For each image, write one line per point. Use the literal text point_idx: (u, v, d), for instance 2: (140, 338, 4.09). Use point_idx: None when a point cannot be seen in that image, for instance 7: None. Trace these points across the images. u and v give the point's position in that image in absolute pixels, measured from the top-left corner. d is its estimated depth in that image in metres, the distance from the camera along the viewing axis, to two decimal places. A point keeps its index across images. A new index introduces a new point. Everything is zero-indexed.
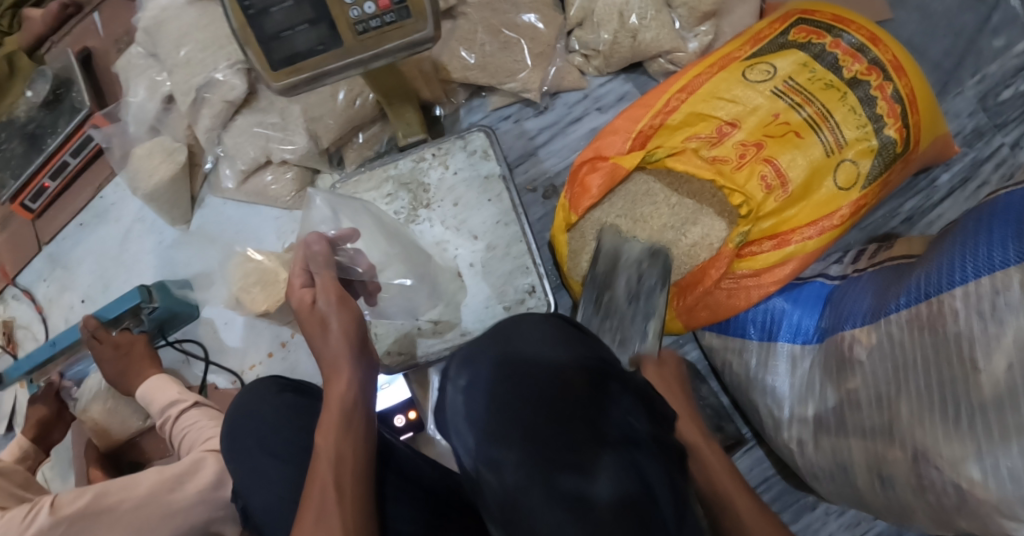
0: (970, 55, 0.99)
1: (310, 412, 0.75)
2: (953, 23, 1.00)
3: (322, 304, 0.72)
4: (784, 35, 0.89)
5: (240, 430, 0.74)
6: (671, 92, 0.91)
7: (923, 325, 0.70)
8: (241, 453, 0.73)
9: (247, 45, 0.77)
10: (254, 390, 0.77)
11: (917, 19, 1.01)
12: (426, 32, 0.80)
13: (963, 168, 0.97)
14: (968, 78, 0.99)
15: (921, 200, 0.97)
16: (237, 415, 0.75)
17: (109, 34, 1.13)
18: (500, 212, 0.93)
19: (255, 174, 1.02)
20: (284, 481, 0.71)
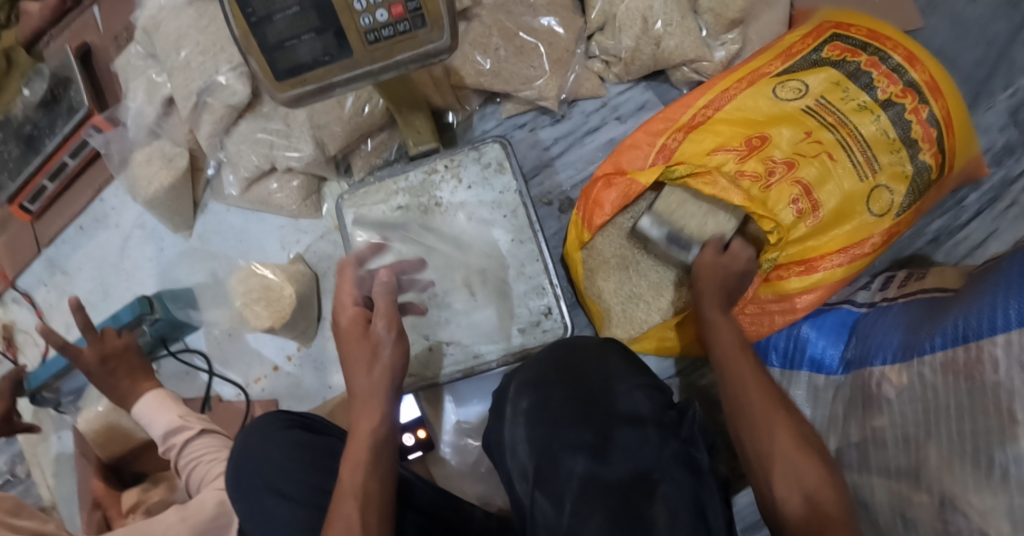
0: (1003, 67, 0.94)
1: (318, 450, 0.75)
2: (985, 32, 0.95)
3: (380, 330, 0.69)
4: (817, 51, 0.84)
5: (249, 467, 0.74)
6: (695, 107, 0.88)
7: (959, 372, 0.67)
8: (250, 493, 0.73)
9: (250, 53, 0.73)
10: (260, 427, 0.77)
11: (949, 28, 0.95)
12: (442, 40, 0.74)
13: (992, 187, 0.92)
14: (999, 92, 0.93)
15: (948, 220, 0.92)
16: (245, 452, 0.76)
17: (108, 29, 1.09)
18: (518, 230, 0.89)
19: (258, 182, 0.99)
20: (295, 523, 0.71)
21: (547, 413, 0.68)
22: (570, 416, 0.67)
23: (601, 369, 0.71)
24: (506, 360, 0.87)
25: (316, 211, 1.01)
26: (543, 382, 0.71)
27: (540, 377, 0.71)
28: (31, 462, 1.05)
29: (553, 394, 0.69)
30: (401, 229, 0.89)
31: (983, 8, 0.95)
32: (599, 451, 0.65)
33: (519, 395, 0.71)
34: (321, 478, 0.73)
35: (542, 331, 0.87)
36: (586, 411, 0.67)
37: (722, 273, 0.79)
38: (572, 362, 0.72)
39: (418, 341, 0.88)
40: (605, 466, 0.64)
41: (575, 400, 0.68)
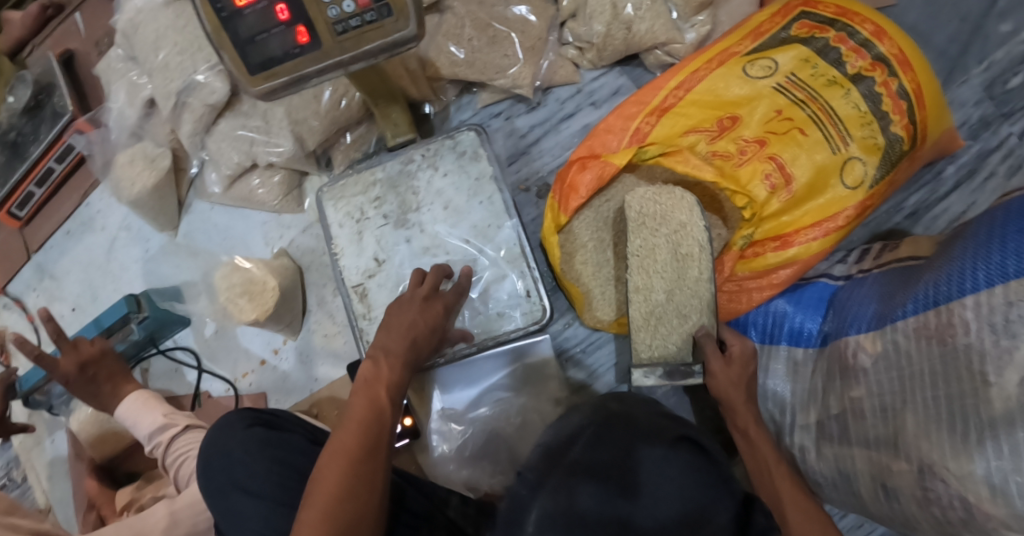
0: (976, 42, 0.91)
1: (280, 443, 0.75)
2: (959, 8, 0.92)
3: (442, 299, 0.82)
4: (786, 29, 0.84)
5: (216, 466, 0.75)
6: (667, 89, 0.87)
7: (931, 336, 0.67)
8: (217, 490, 0.74)
9: (222, 48, 0.74)
10: (224, 426, 0.77)
11: (922, 3, 0.93)
12: (408, 29, 0.75)
13: (970, 160, 0.90)
14: (974, 66, 0.91)
15: (926, 194, 0.91)
16: (211, 448, 0.76)
17: (90, 35, 1.11)
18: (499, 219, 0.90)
19: (240, 179, 1.00)
20: (261, 520, 0.71)
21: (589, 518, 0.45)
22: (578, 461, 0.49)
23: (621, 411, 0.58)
24: (486, 343, 0.88)
25: (299, 205, 1.03)
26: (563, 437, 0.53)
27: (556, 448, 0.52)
28: (26, 465, 1.06)
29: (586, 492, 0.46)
30: (379, 218, 0.91)
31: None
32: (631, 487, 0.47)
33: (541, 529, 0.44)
34: (282, 470, 0.73)
35: (521, 313, 0.88)
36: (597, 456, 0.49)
37: (735, 377, 0.78)
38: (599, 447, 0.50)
39: None
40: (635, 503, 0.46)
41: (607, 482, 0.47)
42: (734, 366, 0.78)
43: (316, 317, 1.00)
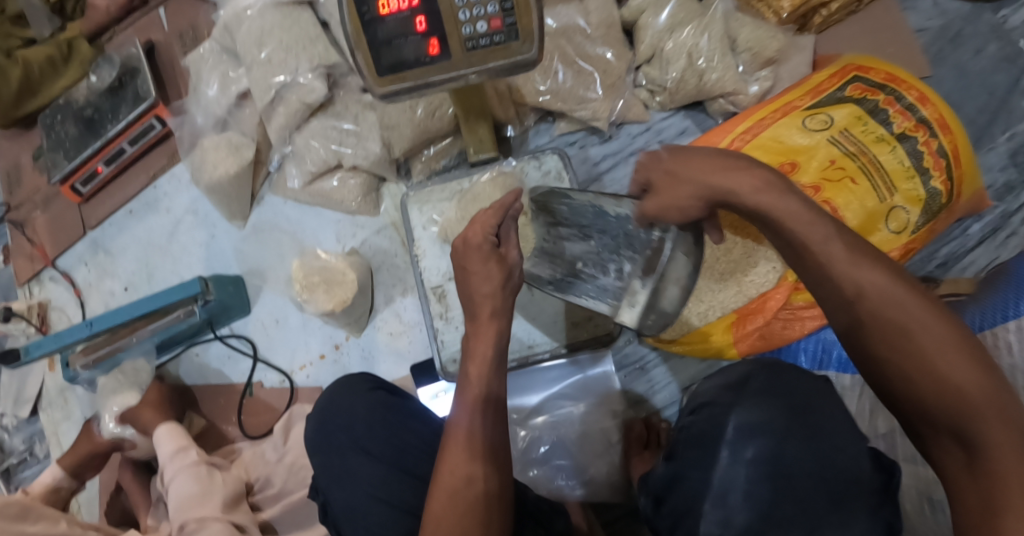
0: (1003, 114, 1.06)
1: (402, 410, 0.75)
2: (987, 83, 1.07)
3: (513, 256, 0.71)
4: (841, 89, 0.97)
5: (334, 423, 0.74)
6: (734, 134, 0.99)
7: None
8: (332, 449, 0.72)
9: (359, 49, 0.80)
10: (348, 384, 0.77)
11: (954, 78, 1.08)
12: (530, 53, 0.82)
13: (994, 219, 1.04)
14: (999, 135, 1.06)
15: (956, 246, 1.04)
16: (332, 408, 0.75)
17: (173, 28, 1.15)
18: (613, 199, 0.82)
19: (321, 177, 1.04)
20: (372, 481, 0.69)
21: (782, 470, 0.59)
22: (770, 471, 0.59)
23: (833, 414, 0.61)
24: (559, 351, 0.93)
25: (374, 209, 1.06)
26: (762, 425, 0.61)
27: (757, 419, 0.62)
28: (52, 440, 1.04)
29: (788, 444, 0.59)
30: None
31: (984, 59, 1.08)
32: (771, 475, 0.59)
33: (742, 438, 0.61)
34: (402, 435, 0.72)
35: (594, 324, 0.92)
36: (776, 459, 0.59)
37: (682, 198, 0.67)
38: (784, 462, 0.59)
39: None
40: (784, 475, 0.59)
41: (805, 430, 0.60)
42: (666, 193, 0.68)
43: (382, 316, 1.02)
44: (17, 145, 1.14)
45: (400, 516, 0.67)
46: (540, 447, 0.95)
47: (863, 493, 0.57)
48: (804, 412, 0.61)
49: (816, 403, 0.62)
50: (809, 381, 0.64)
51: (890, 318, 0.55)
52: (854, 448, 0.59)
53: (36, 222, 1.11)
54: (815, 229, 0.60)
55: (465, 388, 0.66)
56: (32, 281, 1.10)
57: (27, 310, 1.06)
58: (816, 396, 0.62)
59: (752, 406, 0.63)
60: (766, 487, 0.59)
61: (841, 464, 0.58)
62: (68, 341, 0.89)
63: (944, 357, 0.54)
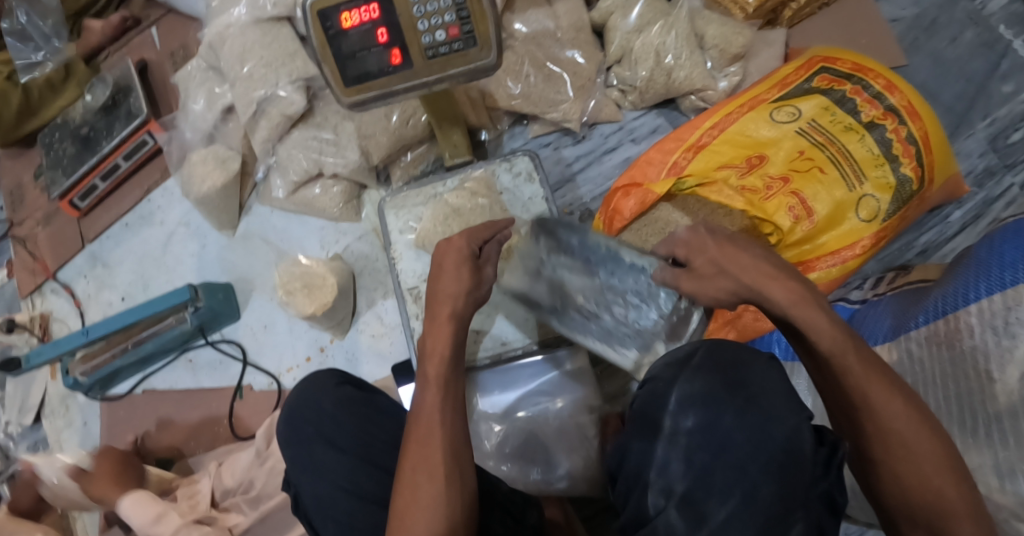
0: (981, 100, 1.05)
1: (367, 403, 0.78)
2: (964, 70, 1.06)
3: (487, 270, 0.75)
4: (809, 81, 0.97)
5: (302, 417, 0.76)
6: (702, 129, 1.00)
7: (940, 342, 0.76)
8: (301, 442, 0.75)
9: (325, 62, 0.83)
10: (315, 382, 0.79)
11: (930, 66, 1.07)
12: (489, 59, 0.86)
13: (975, 206, 1.02)
14: (978, 122, 1.04)
15: (935, 235, 1.01)
16: (300, 403, 0.78)
17: (165, 47, 1.20)
18: (633, 250, 0.79)
19: (304, 186, 1.08)
20: (340, 472, 0.72)
21: (718, 443, 0.60)
22: (709, 443, 0.60)
23: (775, 388, 0.61)
24: (531, 347, 0.96)
25: (356, 215, 1.10)
26: (702, 396, 0.62)
27: (699, 389, 0.62)
28: (54, 445, 1.09)
29: (725, 414, 0.60)
30: None
31: (960, 46, 1.07)
32: (710, 449, 0.60)
33: (684, 409, 0.62)
34: (368, 431, 0.75)
35: None
36: (714, 431, 0.60)
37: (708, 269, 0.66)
38: (727, 436, 0.60)
39: None
40: (724, 450, 0.59)
41: (743, 400, 0.60)
42: (699, 261, 0.67)
43: (364, 319, 1.06)
44: (21, 164, 1.21)
45: (365, 506, 0.70)
46: (515, 442, 0.97)
47: (801, 465, 0.57)
48: (743, 383, 0.61)
49: (760, 379, 0.61)
50: (752, 355, 0.64)
51: (894, 428, 0.57)
52: (791, 420, 0.59)
53: (38, 237, 1.17)
54: (779, 288, 0.62)
55: (425, 389, 0.67)
56: (35, 293, 1.15)
57: (30, 322, 1.12)
58: (762, 369, 0.62)
59: (693, 378, 0.63)
60: (704, 454, 0.60)
61: (779, 436, 0.58)
62: (66, 348, 0.94)
63: (933, 470, 0.56)
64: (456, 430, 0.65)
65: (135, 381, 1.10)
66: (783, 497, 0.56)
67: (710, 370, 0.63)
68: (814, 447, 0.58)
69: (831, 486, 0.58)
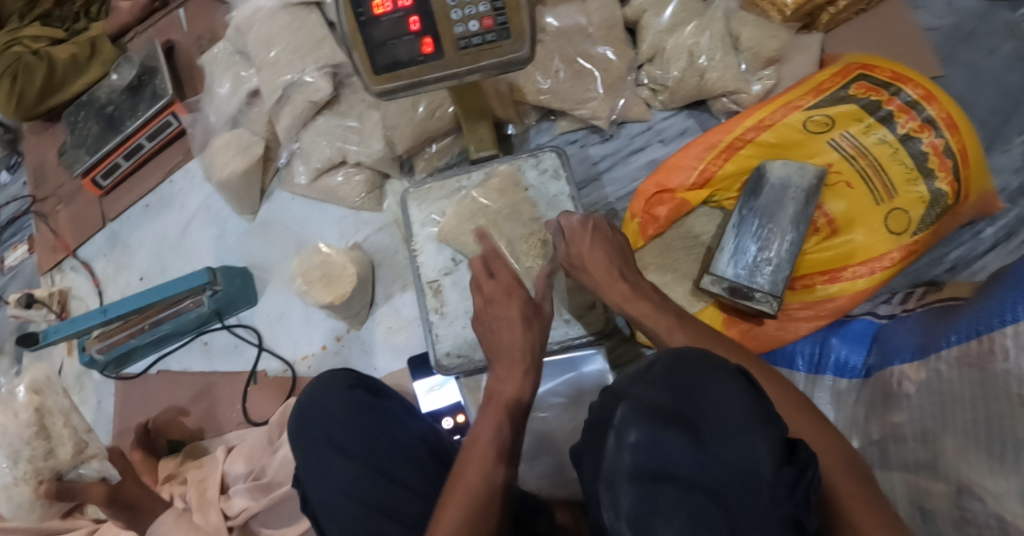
0: (1019, 114, 1.02)
1: (376, 409, 0.75)
2: (1003, 83, 1.04)
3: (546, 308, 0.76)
4: (845, 88, 0.95)
5: (312, 419, 0.76)
6: (733, 134, 0.97)
7: (971, 363, 0.74)
8: (311, 445, 0.74)
9: (355, 48, 0.83)
10: (327, 381, 0.78)
11: (967, 77, 1.05)
12: (522, 52, 0.84)
13: (1008, 224, 0.99)
14: (1015, 136, 1.01)
15: (965, 251, 0.99)
16: (311, 404, 0.77)
17: (192, 30, 1.20)
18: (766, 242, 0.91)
19: (326, 174, 1.07)
20: (344, 480, 0.71)
21: (662, 474, 0.44)
22: (652, 479, 0.45)
23: (737, 400, 0.45)
24: (551, 347, 0.94)
25: (377, 205, 1.09)
26: (644, 411, 0.47)
27: (644, 400, 0.48)
28: None
29: (669, 429, 0.45)
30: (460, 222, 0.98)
31: (999, 58, 1.05)
32: (661, 494, 0.44)
33: (627, 425, 0.47)
34: (378, 437, 0.73)
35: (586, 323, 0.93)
36: (666, 467, 0.44)
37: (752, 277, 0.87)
38: (674, 463, 0.44)
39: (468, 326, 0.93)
40: (669, 487, 0.44)
41: (690, 414, 0.46)
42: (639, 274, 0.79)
43: (381, 311, 1.05)
44: (44, 140, 1.21)
45: (371, 513, 0.70)
46: (527, 443, 0.95)
47: (756, 494, 0.42)
48: (697, 395, 0.47)
49: (715, 390, 0.46)
50: (715, 363, 0.48)
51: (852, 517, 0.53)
52: (743, 436, 0.43)
53: (60, 215, 1.17)
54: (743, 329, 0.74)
55: (487, 412, 0.67)
56: (55, 270, 1.16)
57: (48, 297, 1.10)
58: (727, 379, 0.47)
59: (644, 389, 0.49)
60: (644, 491, 0.45)
61: (727, 454, 0.43)
62: (82, 326, 0.93)
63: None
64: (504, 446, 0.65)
65: (150, 362, 1.10)
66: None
67: (656, 378, 0.49)
68: (773, 468, 0.42)
69: (800, 516, 0.43)
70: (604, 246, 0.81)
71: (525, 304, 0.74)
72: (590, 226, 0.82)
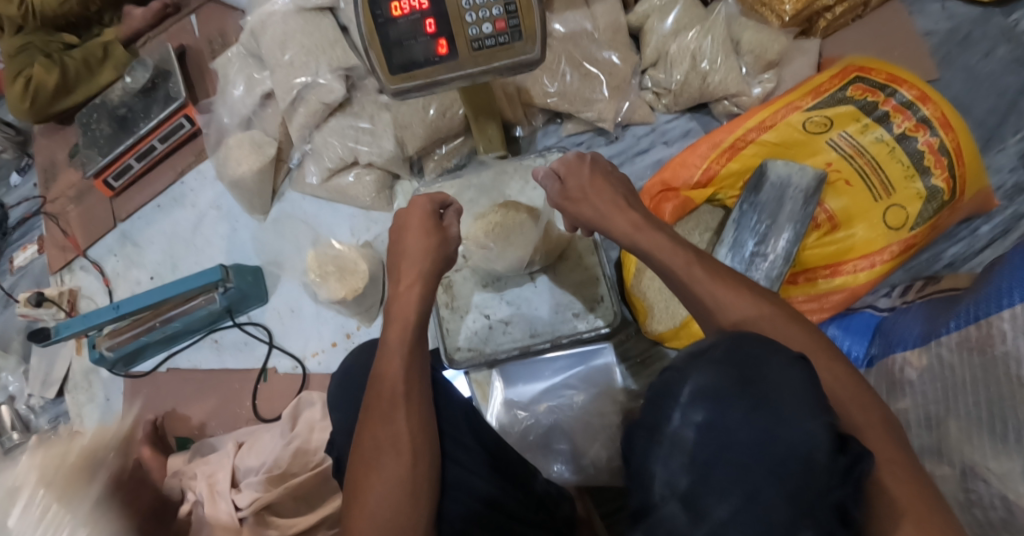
0: (1013, 116, 1.06)
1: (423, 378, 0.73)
2: (996, 85, 1.08)
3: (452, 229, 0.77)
4: (842, 90, 0.98)
5: (353, 381, 0.73)
6: (736, 134, 1.00)
7: (972, 348, 0.76)
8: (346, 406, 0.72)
9: (372, 47, 0.85)
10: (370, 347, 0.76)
11: (961, 80, 1.09)
12: (533, 54, 0.87)
13: (1004, 220, 1.02)
14: (1010, 136, 1.05)
15: (963, 247, 1.02)
16: (353, 368, 0.75)
17: (203, 35, 1.22)
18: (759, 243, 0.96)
19: (338, 173, 1.09)
20: None
21: (726, 445, 0.49)
22: (715, 449, 0.49)
23: (799, 388, 0.51)
24: (559, 342, 0.94)
25: (387, 205, 1.11)
26: (711, 390, 0.52)
27: (712, 379, 0.52)
28: (76, 420, 1.11)
29: (732, 411, 0.50)
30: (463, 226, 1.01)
31: (992, 62, 1.09)
32: (725, 461, 0.49)
33: (693, 403, 0.52)
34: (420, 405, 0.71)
35: (595, 315, 0.94)
36: (730, 439, 0.49)
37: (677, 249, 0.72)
38: (737, 438, 0.49)
39: (479, 320, 0.95)
40: (731, 455, 0.49)
41: (756, 398, 0.50)
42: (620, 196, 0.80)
43: None
44: (55, 142, 1.23)
45: None
46: (537, 430, 0.97)
47: (813, 474, 0.47)
48: (760, 380, 0.51)
49: (776, 376, 0.51)
50: (775, 351, 0.53)
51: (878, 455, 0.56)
52: (807, 423, 0.48)
53: (70, 215, 1.19)
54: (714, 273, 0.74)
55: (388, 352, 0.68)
56: (64, 269, 1.17)
57: (59, 296, 1.12)
58: (788, 370, 0.52)
59: (706, 369, 0.53)
60: (705, 452, 0.50)
61: (789, 440, 0.48)
62: (95, 322, 0.93)
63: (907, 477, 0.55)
64: (414, 370, 0.67)
65: (160, 359, 1.11)
66: (787, 509, 0.47)
67: (721, 361, 0.53)
68: (831, 456, 0.48)
69: (846, 498, 0.48)
70: (606, 178, 0.81)
71: (427, 230, 0.75)
72: (587, 160, 0.82)
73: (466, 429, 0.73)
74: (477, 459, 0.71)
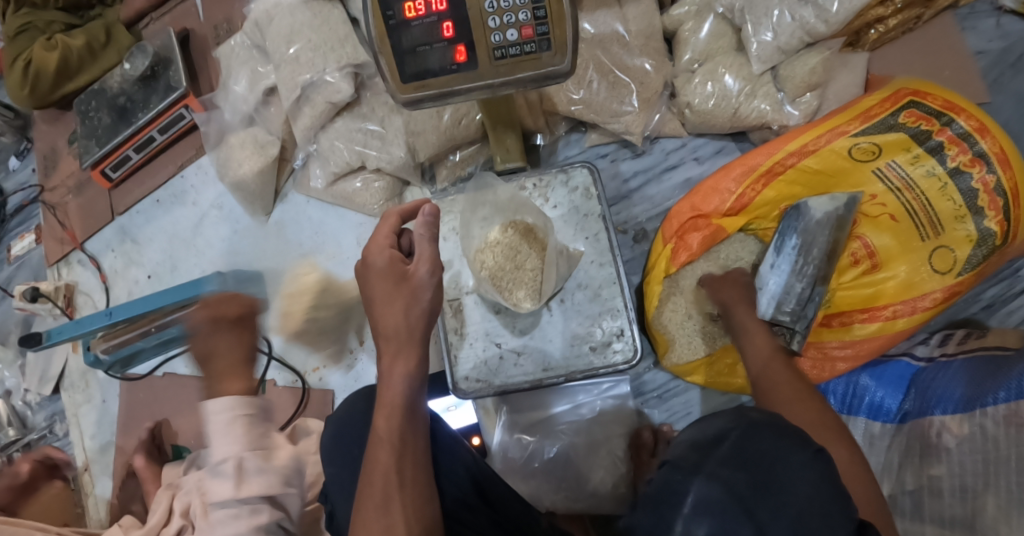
0: None
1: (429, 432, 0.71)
2: None
3: (420, 276, 0.65)
4: (894, 115, 0.89)
5: (349, 435, 0.71)
6: (775, 157, 0.92)
7: (1020, 423, 0.69)
8: (344, 463, 0.70)
9: (382, 54, 0.76)
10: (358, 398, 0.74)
11: (1015, 105, 1.00)
12: (563, 65, 0.78)
13: None
14: None
15: (1004, 288, 0.94)
16: (348, 419, 0.72)
17: (208, 19, 1.14)
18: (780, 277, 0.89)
19: (344, 179, 1.02)
20: None
21: None
22: None
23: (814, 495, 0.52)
24: (574, 377, 0.87)
25: None
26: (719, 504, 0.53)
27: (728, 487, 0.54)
28: (71, 420, 1.08)
29: (739, 530, 0.52)
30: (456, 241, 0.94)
31: None
32: None
33: (696, 516, 0.53)
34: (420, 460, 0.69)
35: (612, 351, 0.88)
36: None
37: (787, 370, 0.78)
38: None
39: (491, 349, 0.89)
40: None
41: (769, 504, 0.53)
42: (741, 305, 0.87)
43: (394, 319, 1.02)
44: (56, 129, 1.17)
45: None
46: (543, 455, 0.93)
47: None
48: (772, 485, 0.54)
49: (797, 487, 0.53)
50: (790, 449, 0.55)
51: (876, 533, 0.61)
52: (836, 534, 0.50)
53: (68, 206, 1.14)
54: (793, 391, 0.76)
55: (379, 416, 0.63)
56: (62, 263, 1.13)
57: (55, 292, 1.08)
58: (804, 473, 0.54)
59: (711, 479, 0.55)
60: None
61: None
62: (88, 328, 0.90)
63: None
64: (407, 437, 0.62)
65: (157, 363, 1.08)
66: None
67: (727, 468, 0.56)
68: None
69: None
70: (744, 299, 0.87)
71: (391, 289, 0.64)
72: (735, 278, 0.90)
73: (468, 485, 0.69)
74: (477, 514, 0.68)
